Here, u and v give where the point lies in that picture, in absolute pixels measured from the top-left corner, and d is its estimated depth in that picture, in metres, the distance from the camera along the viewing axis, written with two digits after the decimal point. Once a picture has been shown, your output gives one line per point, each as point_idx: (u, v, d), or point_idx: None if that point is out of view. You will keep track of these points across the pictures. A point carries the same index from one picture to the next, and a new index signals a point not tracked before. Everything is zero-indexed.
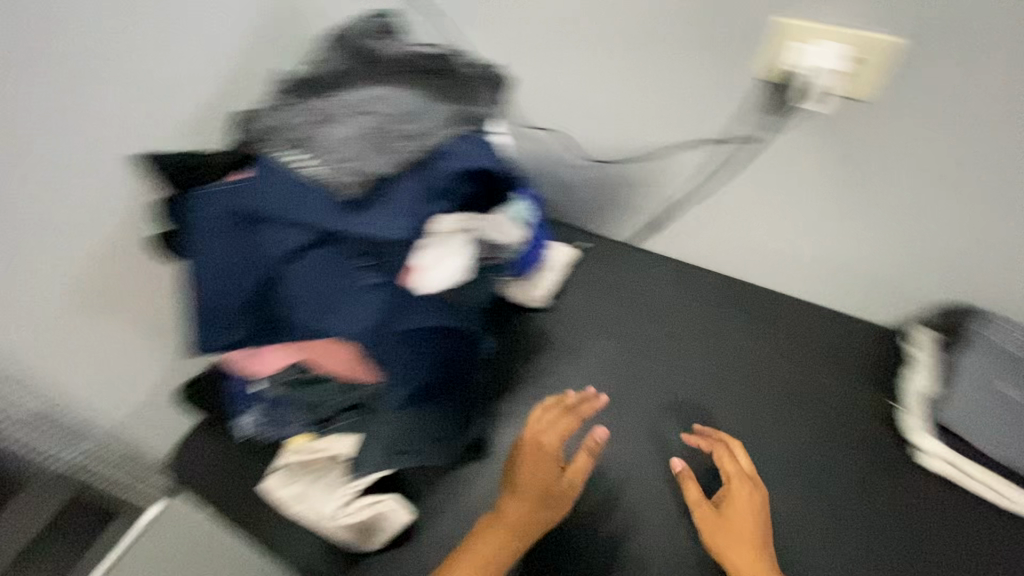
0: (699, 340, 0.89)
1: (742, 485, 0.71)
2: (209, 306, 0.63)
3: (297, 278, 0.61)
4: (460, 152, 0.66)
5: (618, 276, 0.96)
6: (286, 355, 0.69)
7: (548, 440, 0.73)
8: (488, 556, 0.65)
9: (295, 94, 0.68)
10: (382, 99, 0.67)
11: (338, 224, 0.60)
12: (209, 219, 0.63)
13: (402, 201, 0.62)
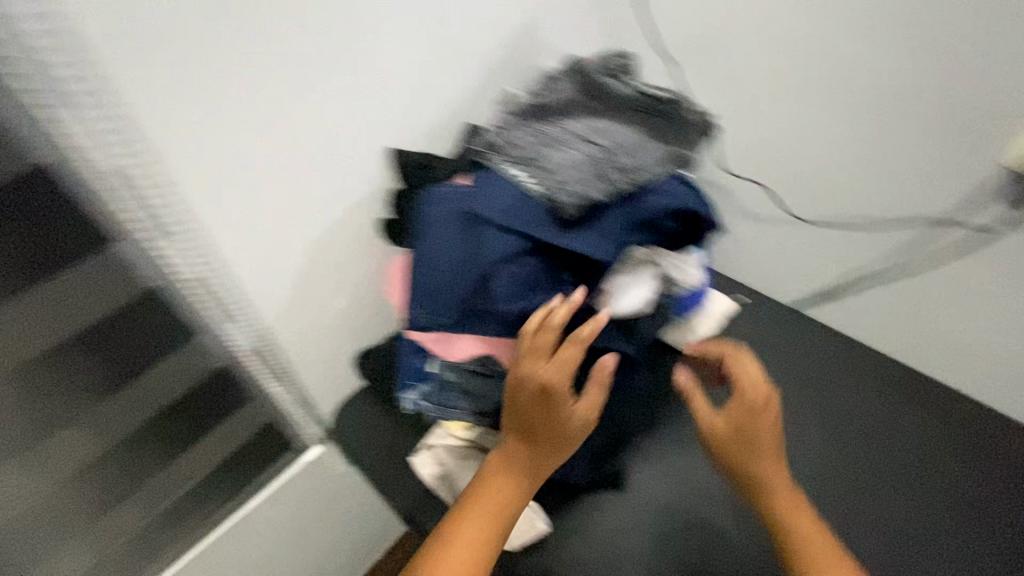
0: (866, 429, 0.77)
1: (763, 408, 0.66)
2: (423, 290, 0.71)
3: (506, 280, 0.67)
4: (670, 190, 0.69)
5: (779, 335, 0.87)
6: (469, 349, 0.72)
7: (558, 375, 0.63)
8: (508, 498, 0.65)
9: (525, 117, 0.76)
10: (604, 131, 0.72)
11: (554, 239, 0.66)
12: (439, 214, 0.70)
13: (612, 227, 0.68)
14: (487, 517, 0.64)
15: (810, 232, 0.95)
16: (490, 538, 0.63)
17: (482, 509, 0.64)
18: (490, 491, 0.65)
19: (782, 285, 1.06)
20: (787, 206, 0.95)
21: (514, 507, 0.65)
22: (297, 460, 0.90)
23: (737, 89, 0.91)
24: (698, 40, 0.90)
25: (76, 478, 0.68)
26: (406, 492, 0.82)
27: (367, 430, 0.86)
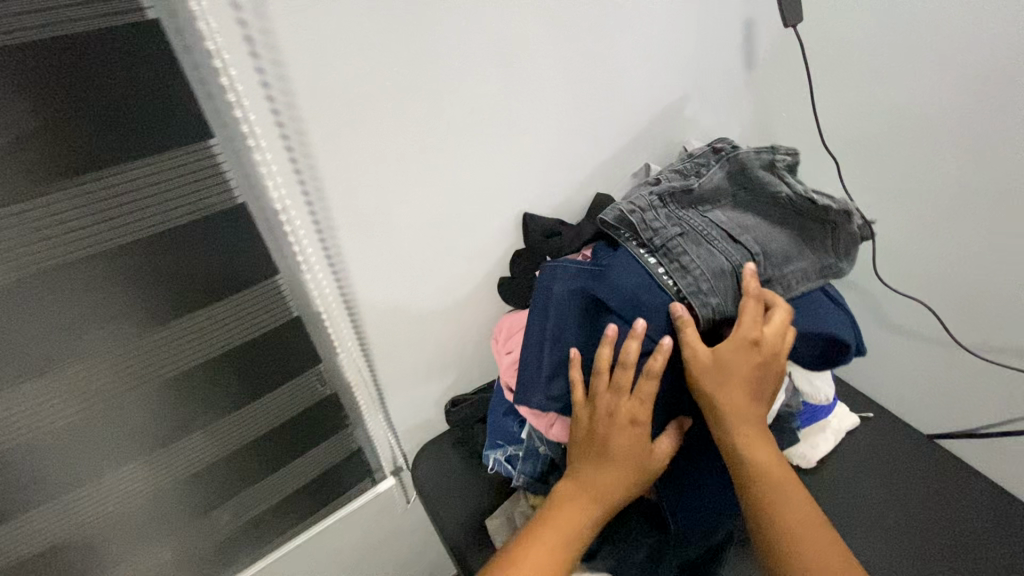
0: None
1: (750, 336, 0.60)
2: (535, 373, 0.68)
3: None
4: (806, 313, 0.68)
5: (896, 476, 0.84)
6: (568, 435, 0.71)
7: (636, 412, 0.63)
8: (573, 527, 0.63)
9: (664, 197, 0.71)
10: (749, 232, 0.69)
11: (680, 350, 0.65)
12: (564, 290, 0.67)
13: None
14: (551, 547, 0.61)
15: (966, 369, 0.84)
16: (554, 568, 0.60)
17: (545, 537, 0.62)
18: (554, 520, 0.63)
19: (917, 405, 0.95)
20: (943, 329, 0.84)
21: (582, 537, 0.63)
22: (373, 488, 0.89)
23: (908, 195, 0.80)
24: (871, 134, 0.81)
25: (181, 485, 0.67)
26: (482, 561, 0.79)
27: (448, 480, 0.87)
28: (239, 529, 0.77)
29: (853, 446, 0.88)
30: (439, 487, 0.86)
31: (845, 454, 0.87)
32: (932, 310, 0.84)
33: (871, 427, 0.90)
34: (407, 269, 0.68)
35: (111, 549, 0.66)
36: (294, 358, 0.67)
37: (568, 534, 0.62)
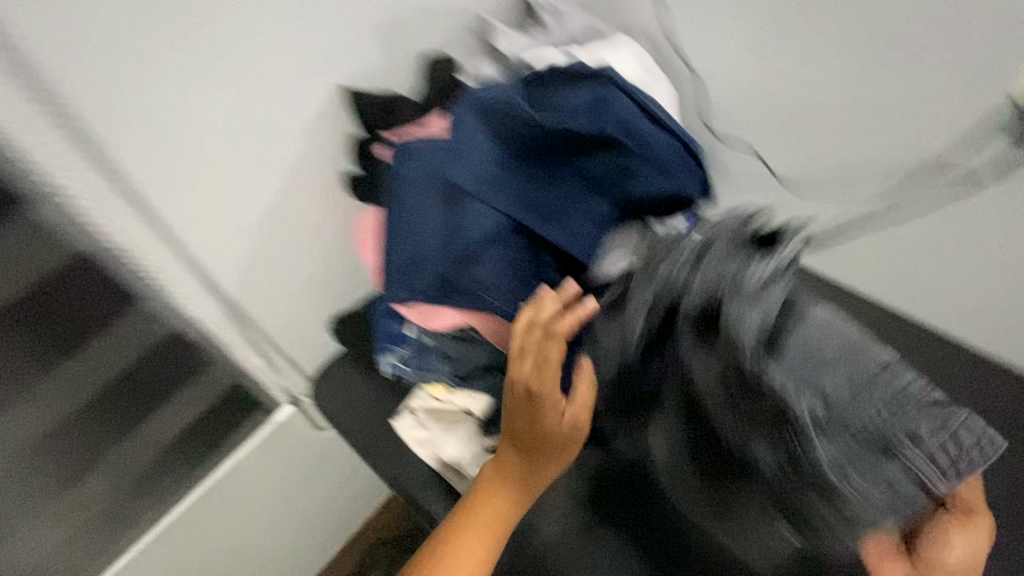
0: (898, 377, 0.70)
1: (971, 514, 0.51)
2: (401, 267, 0.65)
3: (491, 261, 0.62)
4: (668, 165, 0.66)
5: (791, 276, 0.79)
6: (451, 322, 0.67)
7: (550, 393, 0.59)
8: (485, 518, 0.60)
9: (739, 399, 0.53)
10: (858, 397, 0.50)
11: (536, 223, 0.62)
12: (417, 180, 0.64)
13: (599, 210, 0.64)
14: (477, 537, 0.59)
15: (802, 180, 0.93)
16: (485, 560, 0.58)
17: (470, 526, 0.59)
18: (476, 510, 0.60)
19: None
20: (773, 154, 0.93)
21: (500, 528, 0.60)
22: (273, 421, 0.87)
23: None
24: None
25: (46, 443, 0.75)
26: (388, 459, 0.80)
27: (348, 397, 0.85)
28: (136, 477, 0.84)
29: None
30: (340, 405, 0.85)
31: None
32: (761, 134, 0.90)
33: None
34: (207, 179, 0.62)
35: (5, 509, 0.75)
36: (112, 306, 0.68)
37: (495, 521, 0.59)
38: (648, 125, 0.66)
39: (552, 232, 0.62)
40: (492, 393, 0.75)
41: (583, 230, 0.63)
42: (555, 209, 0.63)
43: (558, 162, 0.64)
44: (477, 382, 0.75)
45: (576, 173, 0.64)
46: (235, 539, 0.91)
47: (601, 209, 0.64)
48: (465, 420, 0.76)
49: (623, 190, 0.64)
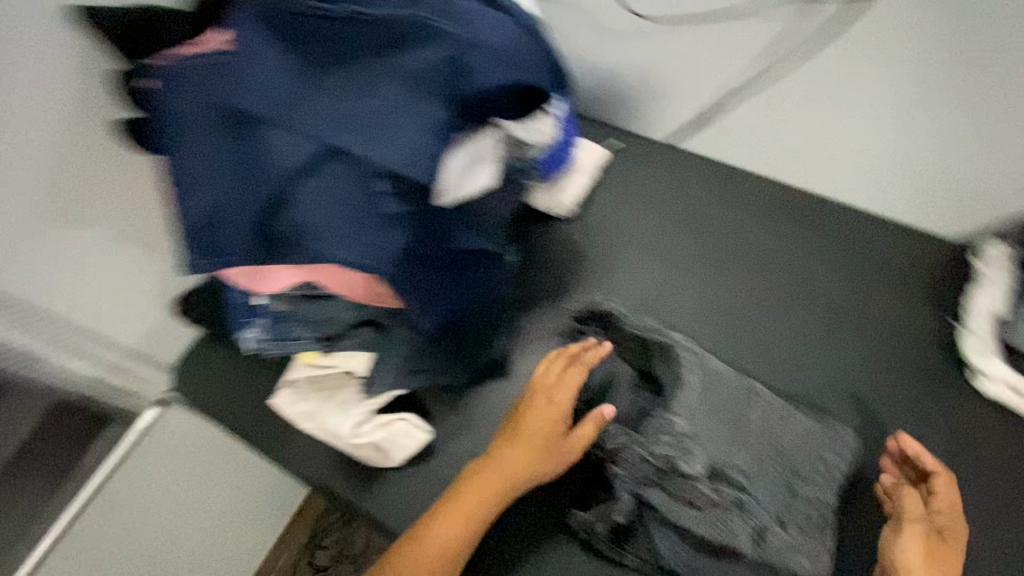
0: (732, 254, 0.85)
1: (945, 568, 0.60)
2: (203, 223, 0.53)
3: (306, 196, 0.51)
4: (506, 50, 0.56)
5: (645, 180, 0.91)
6: (286, 282, 0.57)
7: (562, 396, 0.67)
8: (462, 513, 0.63)
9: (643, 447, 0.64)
10: (739, 471, 0.62)
11: (351, 141, 0.50)
12: (194, 113, 0.51)
13: (432, 113, 0.52)
14: (454, 526, 0.62)
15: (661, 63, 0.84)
16: (462, 542, 0.62)
17: (453, 510, 0.63)
18: (462, 495, 0.64)
19: (656, 114, 0.90)
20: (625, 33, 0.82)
21: (479, 524, 0.63)
22: (133, 429, 0.82)
23: None
24: None
25: None
26: (271, 434, 0.74)
27: (217, 381, 0.77)
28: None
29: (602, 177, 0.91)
30: (209, 391, 0.77)
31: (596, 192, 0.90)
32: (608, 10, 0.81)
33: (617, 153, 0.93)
34: None
35: None
36: None
37: (479, 511, 0.63)
38: (476, 7, 0.57)
39: (375, 147, 0.51)
40: (366, 351, 0.67)
41: (413, 142, 0.51)
42: (373, 121, 0.51)
43: (367, 61, 0.52)
44: (345, 343, 0.66)
45: (393, 70, 0.52)
46: (130, 558, 0.86)
47: (434, 113, 0.52)
48: (346, 384, 0.69)
49: (458, 85, 0.53)
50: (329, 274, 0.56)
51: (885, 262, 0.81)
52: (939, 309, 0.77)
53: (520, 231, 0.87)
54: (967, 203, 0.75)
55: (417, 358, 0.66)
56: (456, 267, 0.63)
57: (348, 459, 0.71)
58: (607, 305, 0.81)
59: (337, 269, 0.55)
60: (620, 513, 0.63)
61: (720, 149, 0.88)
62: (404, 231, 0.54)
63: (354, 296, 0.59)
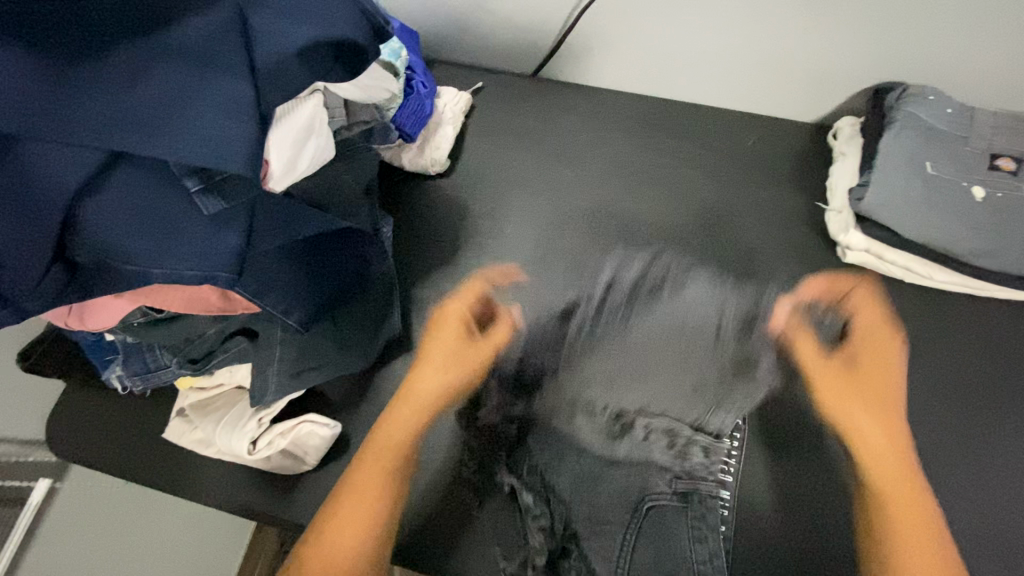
0: (611, 176, 0.84)
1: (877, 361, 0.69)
2: None
3: (105, 214, 0.45)
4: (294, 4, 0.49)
5: (513, 117, 0.88)
6: (118, 313, 0.51)
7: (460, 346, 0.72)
8: (373, 469, 0.63)
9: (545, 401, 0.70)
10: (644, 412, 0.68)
11: (136, 141, 0.44)
12: None
13: (227, 90, 0.45)
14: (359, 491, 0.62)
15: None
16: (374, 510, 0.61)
17: (365, 472, 0.63)
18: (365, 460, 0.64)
19: (511, 53, 0.89)
20: None
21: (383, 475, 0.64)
22: (26, 507, 0.71)
23: None
24: None
25: None
26: (171, 473, 0.69)
27: (99, 427, 0.71)
28: None
29: (470, 125, 0.88)
30: (92, 441, 0.70)
31: (465, 141, 0.87)
32: None
33: (479, 96, 0.89)
34: None
35: None
36: None
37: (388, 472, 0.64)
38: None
39: (169, 144, 0.44)
40: (247, 363, 0.63)
41: (208, 129, 0.44)
42: (154, 115, 0.44)
43: (123, 43, 0.44)
44: (217, 362, 0.61)
45: (161, 50, 0.44)
46: None
47: (227, 88, 0.45)
48: (237, 401, 0.65)
49: (249, 53, 0.47)
50: (162, 294, 0.50)
51: (752, 155, 0.84)
52: (806, 191, 0.81)
53: (394, 201, 0.83)
54: (807, 83, 0.81)
55: (301, 358, 0.62)
56: (316, 258, 0.58)
57: (263, 475, 0.68)
58: (498, 256, 0.80)
59: (180, 288, 0.50)
60: (540, 530, 0.64)
61: (578, 77, 0.89)
62: (237, 228, 0.49)
63: (201, 309, 0.54)
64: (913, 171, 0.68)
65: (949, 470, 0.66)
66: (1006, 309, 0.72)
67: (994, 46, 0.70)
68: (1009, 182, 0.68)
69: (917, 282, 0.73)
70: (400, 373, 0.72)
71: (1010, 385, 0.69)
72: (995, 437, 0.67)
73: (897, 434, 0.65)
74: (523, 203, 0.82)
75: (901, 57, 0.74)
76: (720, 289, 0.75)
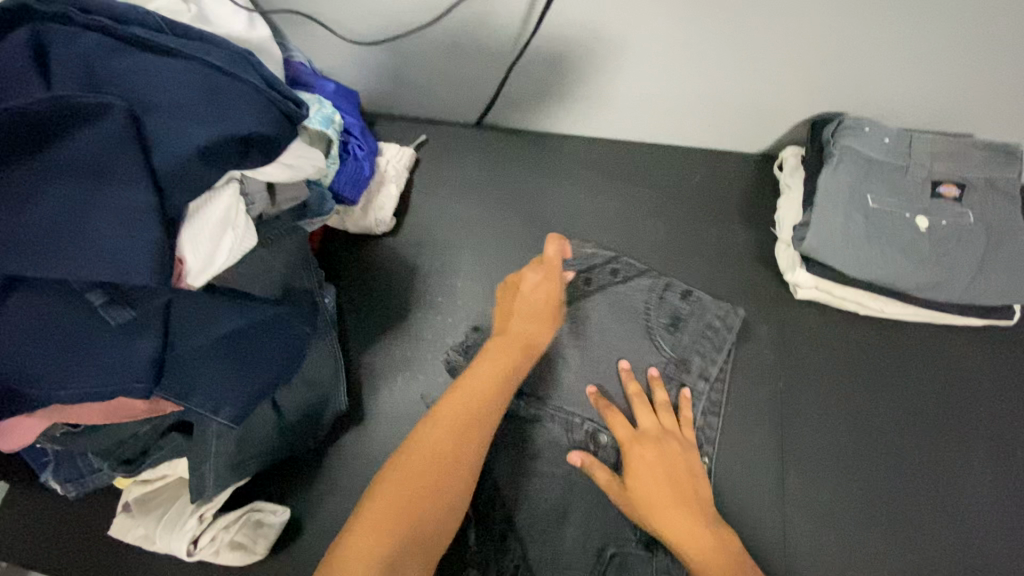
0: (559, 222, 0.83)
1: (644, 453, 0.63)
2: None
3: (9, 336, 0.44)
4: (191, 101, 0.47)
5: (459, 169, 0.87)
6: (34, 431, 0.50)
7: (548, 298, 0.71)
8: (489, 385, 0.62)
9: (505, 443, 0.69)
10: (602, 447, 0.68)
11: (33, 260, 0.42)
12: None
13: (124, 199, 0.44)
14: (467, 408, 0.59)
15: (423, 48, 0.79)
16: (475, 433, 0.58)
17: (431, 441, 0.56)
18: (460, 396, 0.60)
19: (452, 105, 0.89)
20: (373, 28, 0.78)
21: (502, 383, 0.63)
22: None
23: None
24: None
25: None
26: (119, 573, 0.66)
27: (40, 527, 0.68)
28: None
29: (415, 180, 0.87)
30: (33, 542, 0.68)
31: (411, 197, 0.86)
32: (349, 15, 0.76)
33: (424, 150, 0.89)
34: None
35: None
36: None
37: (478, 424, 0.59)
38: (133, 57, 0.47)
39: (69, 261, 0.43)
40: (183, 457, 0.61)
41: (109, 241, 0.43)
42: (50, 234, 0.43)
43: (11, 165, 0.42)
44: (152, 460, 0.60)
45: (48, 169, 0.43)
46: None
47: (127, 196, 0.44)
48: (179, 494, 0.63)
49: (149, 158, 0.46)
50: (74, 411, 0.49)
51: (701, 193, 0.83)
52: (755, 226, 0.80)
53: (340, 266, 0.81)
54: (748, 118, 0.80)
55: (241, 447, 0.60)
56: (247, 348, 0.56)
57: (214, 568, 0.66)
58: (449, 313, 0.78)
59: (96, 403, 0.49)
60: (476, 565, 0.64)
61: (522, 123, 0.88)
62: (151, 334, 0.47)
63: (121, 417, 0.52)
64: (854, 206, 0.68)
65: (918, 509, 0.65)
66: (960, 334, 0.71)
67: (924, 75, 0.70)
68: (950, 210, 0.68)
69: (868, 314, 0.72)
70: (350, 446, 0.70)
71: (971, 415, 0.68)
72: (957, 471, 0.66)
73: (702, 529, 0.58)
74: (471, 256, 0.81)
75: (837, 88, 0.74)
76: (654, 335, 0.75)
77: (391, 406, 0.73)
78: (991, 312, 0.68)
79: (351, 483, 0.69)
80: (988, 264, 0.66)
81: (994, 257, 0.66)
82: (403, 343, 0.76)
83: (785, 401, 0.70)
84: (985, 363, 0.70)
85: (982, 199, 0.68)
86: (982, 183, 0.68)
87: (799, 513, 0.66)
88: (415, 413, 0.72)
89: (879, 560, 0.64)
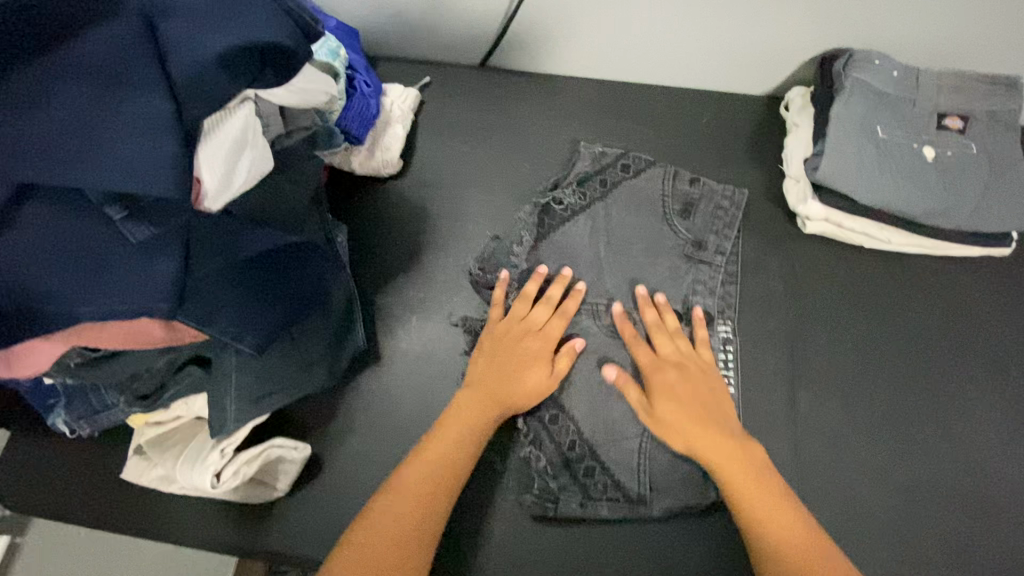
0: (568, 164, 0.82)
1: (666, 379, 0.64)
2: None
3: (25, 248, 0.42)
4: (207, 10, 0.45)
5: (464, 111, 0.85)
6: (54, 355, 0.48)
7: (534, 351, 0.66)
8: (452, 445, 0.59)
9: None
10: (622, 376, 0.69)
11: (47, 165, 0.40)
12: None
13: (141, 104, 0.41)
14: (428, 481, 0.57)
15: None
16: (434, 500, 0.56)
17: (388, 521, 0.53)
18: (423, 460, 0.58)
19: (453, 45, 0.86)
20: None
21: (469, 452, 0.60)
22: None
23: None
24: None
25: None
26: (137, 517, 0.65)
27: (50, 473, 0.67)
28: None
29: (420, 123, 0.85)
30: (43, 489, 0.66)
31: (416, 140, 0.84)
32: None
33: (427, 94, 0.86)
34: None
35: None
36: None
37: (438, 489, 0.56)
38: None
39: (85, 168, 0.40)
40: (201, 393, 0.60)
41: (126, 148, 0.40)
42: (64, 138, 0.40)
43: (25, 65, 0.41)
44: (171, 394, 0.59)
45: (62, 71, 0.41)
46: None
47: (144, 101, 0.41)
48: (197, 432, 0.62)
49: (164, 65, 0.43)
50: (96, 332, 0.47)
51: (708, 134, 0.83)
52: (763, 165, 0.81)
53: (347, 209, 0.80)
54: (755, 58, 0.80)
55: (262, 381, 0.59)
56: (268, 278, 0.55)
57: (235, 507, 0.65)
58: (461, 254, 0.77)
59: (117, 324, 0.47)
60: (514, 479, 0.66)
61: (526, 65, 0.87)
62: (173, 253, 0.45)
63: (143, 343, 0.50)
64: (863, 138, 0.69)
65: (920, 430, 0.68)
66: (960, 264, 0.74)
67: (932, 9, 0.71)
68: (955, 142, 0.69)
69: (875, 246, 0.74)
70: (367, 386, 0.70)
71: (970, 339, 0.71)
72: (956, 393, 0.69)
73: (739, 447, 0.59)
74: (481, 198, 0.80)
75: (846, 24, 0.74)
76: (666, 220, 0.74)
77: (407, 345, 0.72)
78: (990, 240, 0.70)
79: (371, 420, 0.68)
80: (990, 192, 0.68)
81: (996, 185, 0.68)
82: (417, 283, 0.75)
83: (795, 331, 0.72)
84: (983, 291, 0.73)
85: (985, 131, 0.70)
86: (987, 115, 0.70)
87: (810, 436, 0.68)
88: (433, 352, 0.72)
89: (885, 476, 0.66)
